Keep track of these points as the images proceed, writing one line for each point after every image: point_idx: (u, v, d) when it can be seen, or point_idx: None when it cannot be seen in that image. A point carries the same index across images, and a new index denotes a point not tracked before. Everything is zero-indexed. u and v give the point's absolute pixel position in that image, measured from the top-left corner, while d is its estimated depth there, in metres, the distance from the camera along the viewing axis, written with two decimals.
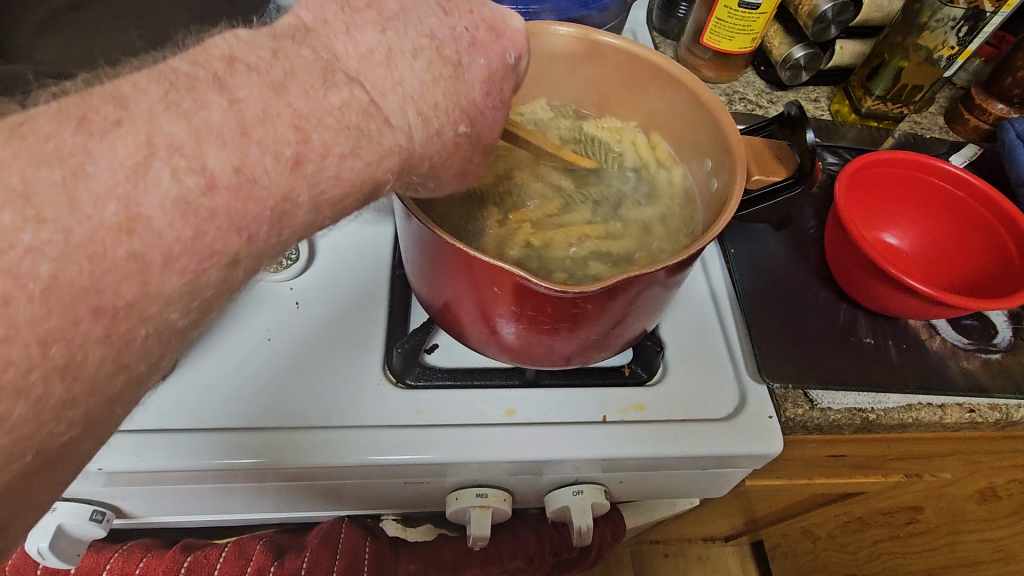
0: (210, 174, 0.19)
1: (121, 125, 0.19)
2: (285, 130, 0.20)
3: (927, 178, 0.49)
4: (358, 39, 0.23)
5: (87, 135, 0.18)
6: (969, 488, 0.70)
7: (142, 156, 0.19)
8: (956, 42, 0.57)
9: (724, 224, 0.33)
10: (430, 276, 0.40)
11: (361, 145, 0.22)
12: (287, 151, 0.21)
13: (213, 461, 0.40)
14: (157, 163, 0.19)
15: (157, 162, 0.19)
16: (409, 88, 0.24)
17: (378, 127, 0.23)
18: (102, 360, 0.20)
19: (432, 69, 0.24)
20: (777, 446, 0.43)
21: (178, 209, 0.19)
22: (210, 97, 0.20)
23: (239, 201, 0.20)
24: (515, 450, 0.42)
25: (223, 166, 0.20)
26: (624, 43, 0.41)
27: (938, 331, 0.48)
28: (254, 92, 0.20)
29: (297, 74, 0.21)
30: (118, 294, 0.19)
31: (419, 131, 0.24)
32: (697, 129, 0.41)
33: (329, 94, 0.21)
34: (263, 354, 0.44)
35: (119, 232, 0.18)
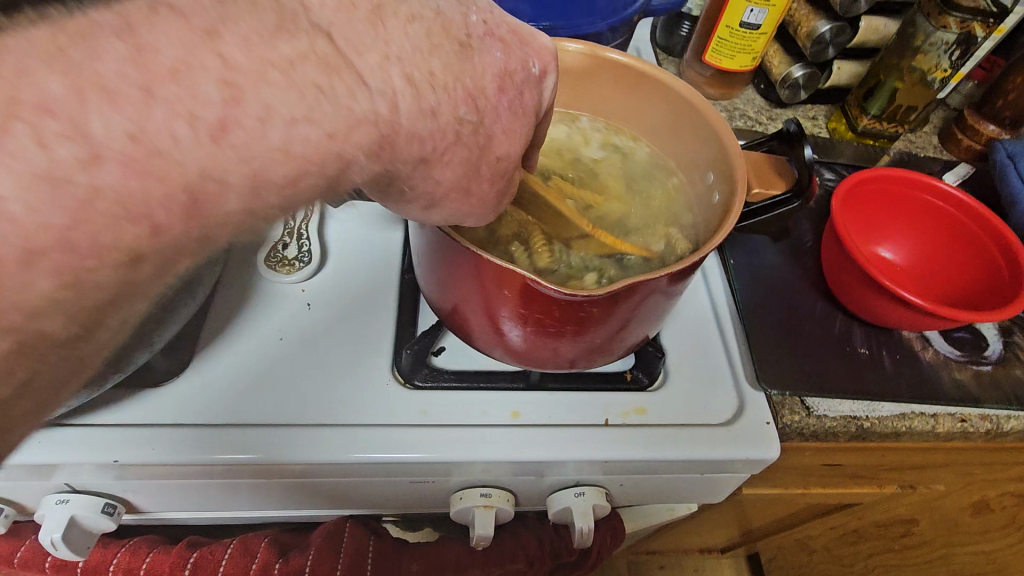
0: (96, 142, 0.18)
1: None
2: (212, 88, 0.20)
3: (921, 195, 0.51)
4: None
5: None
6: (964, 501, 0.71)
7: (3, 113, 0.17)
8: (949, 65, 0.59)
9: (725, 233, 0.34)
10: (441, 280, 0.42)
11: (375, 151, 0.24)
12: (207, 113, 0.20)
13: (225, 456, 0.41)
14: (17, 124, 0.17)
15: (18, 122, 0.17)
16: (396, 50, 0.24)
17: (347, 87, 0.22)
18: None
19: (432, 37, 0.25)
20: (774, 451, 0.44)
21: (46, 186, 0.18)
22: (113, 45, 0.18)
23: (134, 176, 0.19)
24: (518, 450, 0.43)
25: (115, 134, 0.19)
26: (630, 59, 0.43)
27: (931, 343, 0.50)
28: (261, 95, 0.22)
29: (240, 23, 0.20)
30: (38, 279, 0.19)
31: (403, 98, 0.24)
32: (699, 143, 0.43)
33: (281, 44, 0.21)
34: (275, 353, 0.46)
35: None
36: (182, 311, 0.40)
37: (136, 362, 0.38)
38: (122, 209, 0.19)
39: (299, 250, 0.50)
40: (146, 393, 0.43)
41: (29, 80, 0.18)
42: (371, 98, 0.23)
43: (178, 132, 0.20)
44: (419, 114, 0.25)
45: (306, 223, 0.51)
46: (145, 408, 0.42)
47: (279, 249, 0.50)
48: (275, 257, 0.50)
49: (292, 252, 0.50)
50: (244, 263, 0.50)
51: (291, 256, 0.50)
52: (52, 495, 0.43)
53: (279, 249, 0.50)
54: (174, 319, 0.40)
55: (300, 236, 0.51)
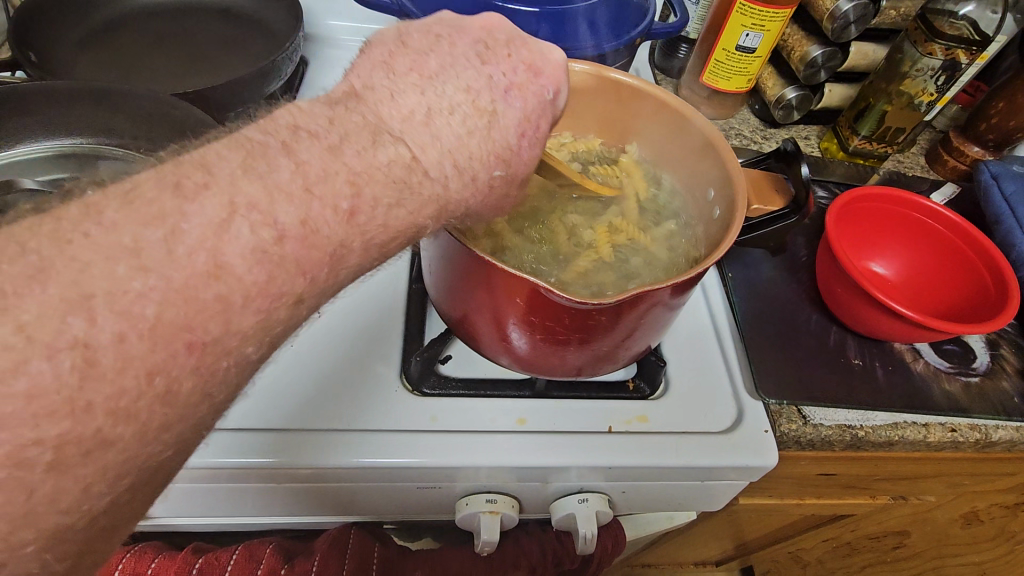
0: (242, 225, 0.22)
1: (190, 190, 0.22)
2: (342, 185, 0.24)
3: (910, 213, 0.53)
4: (401, 105, 0.27)
5: (183, 199, 0.22)
6: (954, 512, 0.73)
7: (226, 212, 0.22)
8: (935, 90, 0.61)
9: (727, 247, 0.36)
10: (451, 290, 0.43)
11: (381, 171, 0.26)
12: (343, 203, 0.24)
13: (237, 460, 0.41)
14: (238, 220, 0.22)
15: (238, 218, 0.22)
16: (446, 142, 0.27)
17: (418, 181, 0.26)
18: None
19: (467, 122, 0.28)
20: (773, 458, 0.45)
21: (256, 256, 0.22)
22: (280, 161, 0.23)
23: (305, 249, 0.23)
24: (524, 456, 0.44)
25: (293, 220, 0.23)
26: (635, 80, 0.45)
27: (922, 355, 0.51)
28: None
29: None
30: (210, 324, 0.22)
31: (454, 179, 0.28)
32: (700, 161, 0.45)
33: (379, 153, 0.25)
34: (286, 359, 0.46)
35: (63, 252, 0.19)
36: None
37: None
38: (297, 271, 0.23)
39: None
40: None
41: (239, 190, 0.22)
42: (433, 186, 0.27)
43: None
44: (466, 185, 0.28)
45: None
46: None
47: None
48: None
49: None
50: None
51: None
52: None
53: None
54: None
55: None
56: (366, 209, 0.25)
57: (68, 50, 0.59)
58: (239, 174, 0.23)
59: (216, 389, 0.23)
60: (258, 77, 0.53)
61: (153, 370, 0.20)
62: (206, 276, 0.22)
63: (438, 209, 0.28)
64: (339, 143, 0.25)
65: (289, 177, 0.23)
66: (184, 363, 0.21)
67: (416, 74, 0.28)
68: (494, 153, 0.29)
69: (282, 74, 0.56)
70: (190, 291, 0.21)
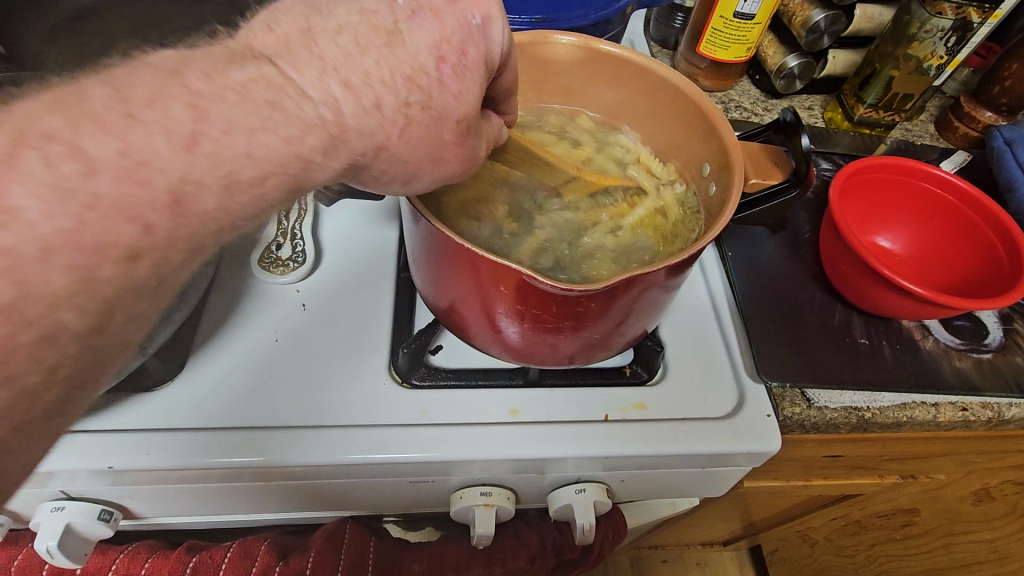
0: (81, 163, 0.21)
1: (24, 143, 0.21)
2: (180, 110, 0.23)
3: (918, 183, 0.50)
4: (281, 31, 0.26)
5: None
6: (966, 490, 0.72)
7: (28, 147, 0.21)
8: (944, 52, 0.58)
9: (722, 226, 0.34)
10: (436, 278, 0.42)
11: None
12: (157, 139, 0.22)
13: (221, 460, 0.40)
14: (28, 153, 0.21)
15: (28, 150, 0.21)
16: (330, 60, 0.26)
17: (295, 102, 0.25)
18: None
19: (360, 39, 0.27)
20: (775, 443, 0.44)
21: (55, 195, 0.21)
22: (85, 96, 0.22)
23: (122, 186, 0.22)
24: (517, 448, 0.42)
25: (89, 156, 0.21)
26: (624, 51, 0.43)
27: (931, 332, 0.49)
28: None
29: None
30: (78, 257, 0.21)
31: (347, 100, 0.26)
32: (695, 135, 0.42)
33: (234, 72, 0.24)
34: (270, 354, 0.45)
35: None
36: (175, 316, 0.39)
37: (128, 367, 0.37)
38: (119, 211, 0.22)
39: (293, 251, 0.49)
40: (140, 398, 0.42)
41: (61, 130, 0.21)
42: (317, 108, 0.25)
43: None
44: (366, 112, 0.27)
45: (299, 222, 0.51)
46: (139, 413, 0.41)
47: (273, 250, 0.49)
48: (268, 257, 0.49)
49: (286, 253, 0.49)
50: (238, 263, 0.49)
51: (284, 256, 0.49)
52: (47, 503, 0.42)
53: (273, 249, 0.49)
54: (167, 323, 0.39)
55: (294, 236, 0.50)
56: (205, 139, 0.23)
57: None
58: (57, 116, 0.22)
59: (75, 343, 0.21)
60: None
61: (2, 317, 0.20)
62: None
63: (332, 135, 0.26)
64: (183, 69, 0.24)
65: None
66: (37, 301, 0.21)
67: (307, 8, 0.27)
68: (401, 73, 0.27)
69: None
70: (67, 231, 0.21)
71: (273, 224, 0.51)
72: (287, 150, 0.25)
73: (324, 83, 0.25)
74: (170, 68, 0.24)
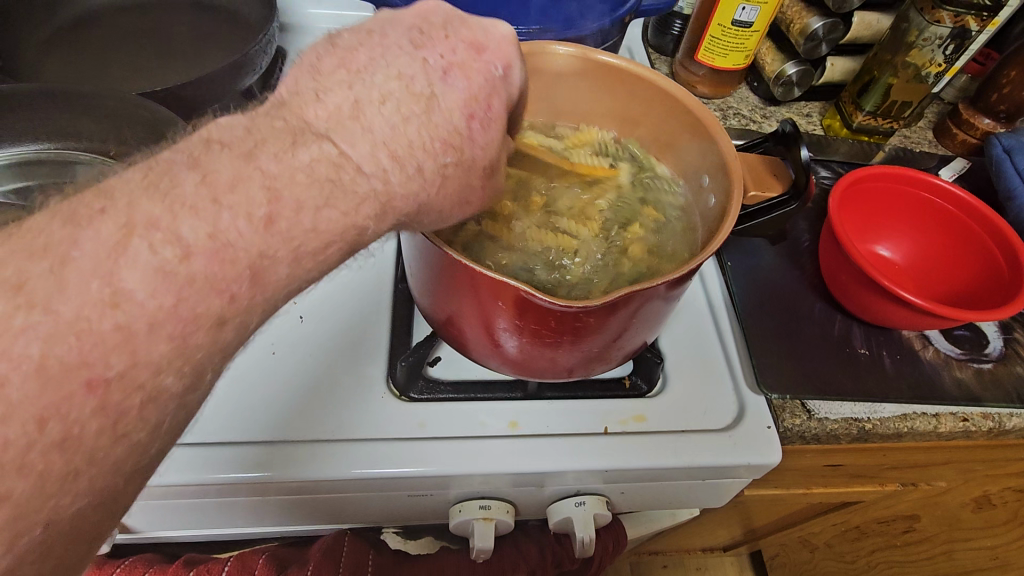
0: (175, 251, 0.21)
1: (106, 214, 0.21)
2: (256, 190, 0.23)
3: (918, 193, 0.50)
4: (328, 102, 0.26)
5: (77, 228, 0.21)
6: (965, 497, 0.71)
7: (123, 234, 0.21)
8: (942, 60, 0.58)
9: (721, 241, 0.33)
10: (435, 291, 0.41)
11: (336, 195, 0.24)
12: (257, 212, 0.23)
13: (218, 476, 0.40)
14: (136, 241, 0.21)
15: (136, 240, 0.21)
16: (379, 134, 0.26)
17: (352, 177, 0.25)
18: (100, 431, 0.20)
19: (402, 109, 0.26)
20: (776, 456, 0.43)
21: (157, 277, 0.21)
22: (185, 178, 0.23)
23: (216, 264, 0.22)
24: (516, 462, 0.42)
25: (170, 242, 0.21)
26: (624, 63, 0.42)
27: (931, 342, 0.49)
28: (226, 165, 0.23)
29: (267, 145, 0.24)
30: (113, 358, 0.20)
31: (393, 172, 0.26)
32: (693, 147, 0.42)
33: (300, 153, 0.24)
34: (268, 367, 0.45)
35: (107, 308, 0.20)
36: None
37: None
38: (210, 287, 0.22)
39: None
40: None
41: (136, 209, 0.21)
42: (370, 182, 0.25)
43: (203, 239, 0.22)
44: (410, 179, 0.26)
45: None
46: None
47: None
48: None
49: None
50: None
51: None
52: None
53: None
54: None
55: None
56: (286, 215, 0.23)
57: (33, 50, 0.56)
58: (140, 196, 0.22)
59: (128, 428, 0.21)
60: (231, 71, 0.49)
61: (44, 415, 0.19)
62: (179, 321, 0.21)
63: (381, 208, 0.26)
64: (255, 148, 0.24)
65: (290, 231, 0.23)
66: (80, 404, 0.20)
67: (344, 70, 0.27)
68: (438, 138, 0.27)
69: (257, 66, 0.52)
70: (83, 323, 0.20)
71: None
72: (347, 223, 0.25)
73: (374, 154, 0.26)
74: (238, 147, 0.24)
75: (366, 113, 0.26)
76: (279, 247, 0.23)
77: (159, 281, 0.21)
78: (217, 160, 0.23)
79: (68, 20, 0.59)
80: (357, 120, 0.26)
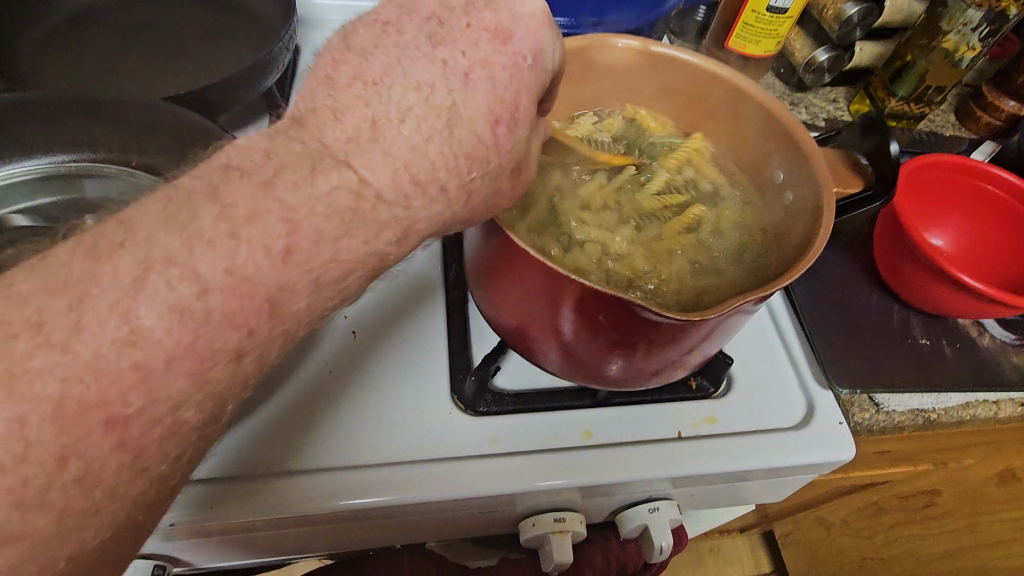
0: (204, 280, 0.22)
1: (125, 247, 0.22)
2: (274, 220, 0.24)
3: (974, 182, 0.49)
4: (344, 123, 0.26)
5: (95, 261, 0.22)
6: (989, 470, 0.72)
7: (142, 270, 0.22)
8: (977, 43, 0.58)
9: (821, 244, 0.32)
10: (508, 300, 0.39)
11: (353, 222, 0.25)
12: (275, 245, 0.24)
13: (289, 508, 0.38)
14: (154, 276, 0.22)
15: (154, 275, 0.22)
16: (396, 153, 0.26)
17: (372, 204, 0.26)
18: (121, 465, 0.22)
19: (423, 125, 0.27)
20: (850, 452, 0.43)
21: (175, 315, 0.22)
22: (202, 211, 0.23)
23: (233, 300, 0.23)
24: (594, 474, 0.41)
25: (216, 271, 0.23)
26: (689, 56, 0.41)
27: (986, 329, 0.49)
28: (243, 193, 0.24)
29: (287, 170, 0.25)
30: (131, 396, 0.21)
31: (414, 197, 0.27)
32: (765, 141, 0.41)
33: (318, 182, 0.24)
34: (327, 389, 0.42)
35: (123, 345, 0.21)
36: None
37: None
38: (227, 323, 0.23)
39: None
40: None
41: (155, 244, 0.22)
42: (390, 207, 0.26)
43: (195, 283, 0.22)
44: (432, 200, 0.27)
45: None
46: (193, 463, 0.39)
47: None
48: None
49: None
50: None
51: None
52: None
53: None
54: None
55: None
56: (302, 246, 0.24)
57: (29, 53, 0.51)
58: (157, 228, 0.23)
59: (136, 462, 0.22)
60: (256, 71, 0.48)
61: (67, 448, 0.20)
62: (195, 357, 0.23)
63: (401, 228, 0.27)
64: (273, 175, 0.24)
65: (313, 267, 0.24)
66: (98, 442, 0.21)
67: (358, 84, 0.27)
68: (463, 153, 0.28)
69: (278, 65, 0.51)
70: (101, 362, 0.21)
71: None
72: (362, 252, 0.26)
73: (397, 186, 0.26)
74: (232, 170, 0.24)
75: (384, 135, 0.26)
76: (296, 278, 0.24)
77: (173, 318, 0.22)
78: (233, 187, 0.24)
79: (65, 17, 0.54)
80: (376, 143, 0.26)
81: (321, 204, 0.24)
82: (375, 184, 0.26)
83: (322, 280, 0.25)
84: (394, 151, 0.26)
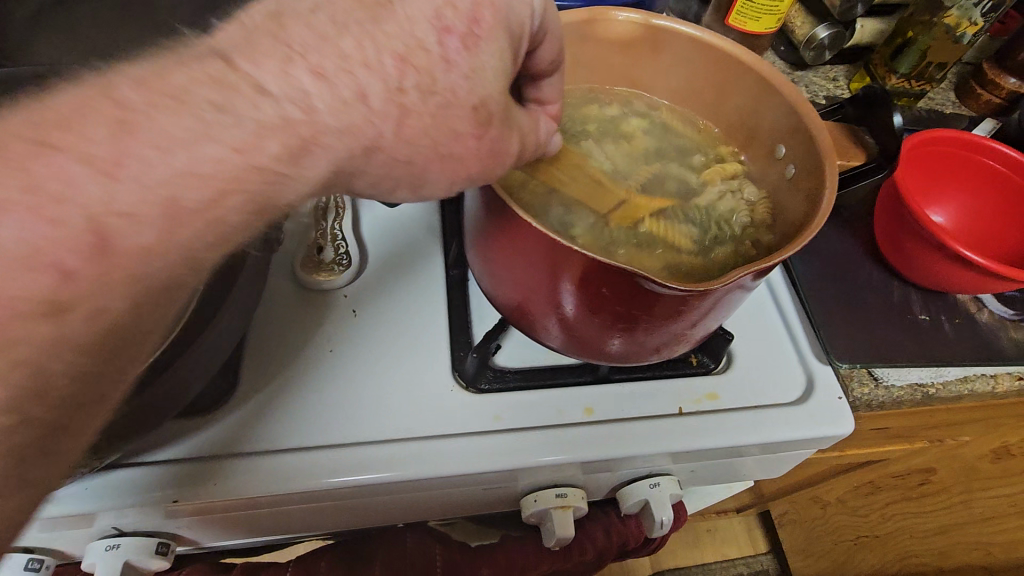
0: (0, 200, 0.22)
1: None
2: (99, 130, 0.23)
3: (976, 157, 0.49)
4: (241, 24, 0.26)
5: None
6: (984, 447, 0.72)
7: None
8: (979, 19, 0.58)
9: (824, 216, 0.32)
10: (509, 276, 0.39)
11: (215, 128, 0.24)
12: (96, 157, 0.23)
13: (291, 485, 0.38)
14: None
15: None
16: (296, 46, 0.25)
17: (249, 99, 0.24)
18: None
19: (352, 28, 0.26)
20: (849, 426, 0.43)
21: None
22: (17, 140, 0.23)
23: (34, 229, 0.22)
24: (596, 449, 0.41)
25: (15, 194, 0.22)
26: (691, 29, 0.40)
27: (985, 304, 0.50)
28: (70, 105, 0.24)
29: (137, 75, 0.24)
30: None
31: (322, 95, 0.25)
32: (767, 115, 0.41)
33: (169, 78, 0.24)
34: (328, 367, 0.42)
35: None
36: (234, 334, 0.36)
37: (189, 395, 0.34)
38: (34, 258, 0.22)
39: (336, 253, 0.46)
40: (196, 424, 0.39)
41: None
42: (275, 104, 0.25)
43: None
44: (343, 104, 0.26)
45: (339, 223, 0.47)
46: (194, 441, 0.39)
47: (314, 253, 0.46)
48: (311, 262, 0.45)
49: (329, 255, 0.46)
50: (278, 271, 0.46)
51: (328, 259, 0.46)
52: (99, 542, 0.39)
53: (314, 252, 0.46)
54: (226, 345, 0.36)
55: (335, 238, 0.46)
56: (136, 157, 0.23)
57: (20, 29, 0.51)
58: None
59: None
60: None
61: None
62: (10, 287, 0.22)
63: (286, 135, 0.25)
64: (115, 81, 0.24)
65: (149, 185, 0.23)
66: None
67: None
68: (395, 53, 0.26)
69: None
70: None
71: (312, 227, 0.47)
72: (241, 161, 0.25)
73: (291, 81, 0.25)
74: (106, 81, 0.24)
75: (291, 32, 0.25)
76: (123, 194, 0.23)
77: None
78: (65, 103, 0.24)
79: None
80: (279, 38, 0.25)
81: (167, 105, 0.24)
82: (259, 75, 0.24)
83: (180, 203, 0.24)
84: (299, 46, 0.25)
